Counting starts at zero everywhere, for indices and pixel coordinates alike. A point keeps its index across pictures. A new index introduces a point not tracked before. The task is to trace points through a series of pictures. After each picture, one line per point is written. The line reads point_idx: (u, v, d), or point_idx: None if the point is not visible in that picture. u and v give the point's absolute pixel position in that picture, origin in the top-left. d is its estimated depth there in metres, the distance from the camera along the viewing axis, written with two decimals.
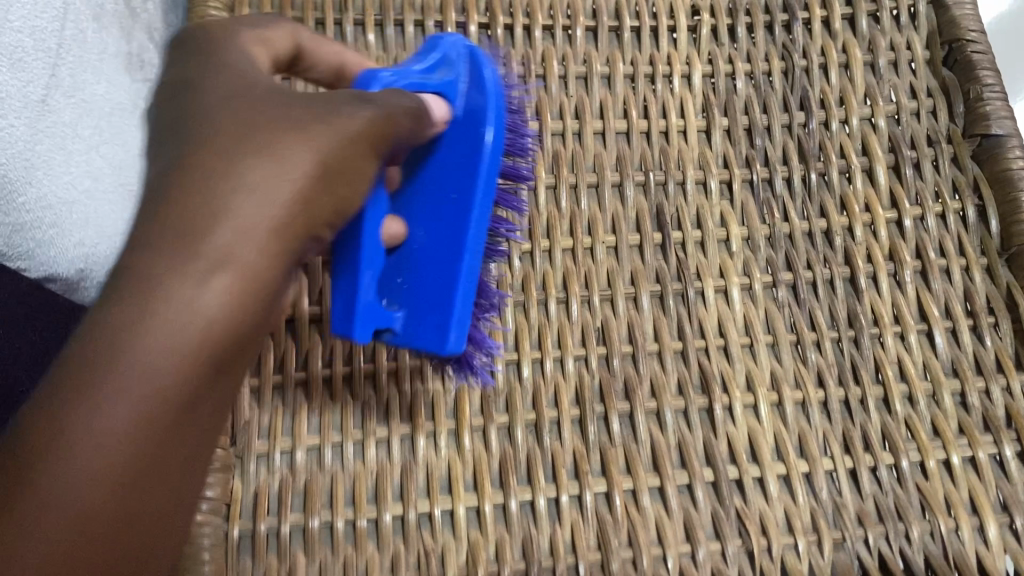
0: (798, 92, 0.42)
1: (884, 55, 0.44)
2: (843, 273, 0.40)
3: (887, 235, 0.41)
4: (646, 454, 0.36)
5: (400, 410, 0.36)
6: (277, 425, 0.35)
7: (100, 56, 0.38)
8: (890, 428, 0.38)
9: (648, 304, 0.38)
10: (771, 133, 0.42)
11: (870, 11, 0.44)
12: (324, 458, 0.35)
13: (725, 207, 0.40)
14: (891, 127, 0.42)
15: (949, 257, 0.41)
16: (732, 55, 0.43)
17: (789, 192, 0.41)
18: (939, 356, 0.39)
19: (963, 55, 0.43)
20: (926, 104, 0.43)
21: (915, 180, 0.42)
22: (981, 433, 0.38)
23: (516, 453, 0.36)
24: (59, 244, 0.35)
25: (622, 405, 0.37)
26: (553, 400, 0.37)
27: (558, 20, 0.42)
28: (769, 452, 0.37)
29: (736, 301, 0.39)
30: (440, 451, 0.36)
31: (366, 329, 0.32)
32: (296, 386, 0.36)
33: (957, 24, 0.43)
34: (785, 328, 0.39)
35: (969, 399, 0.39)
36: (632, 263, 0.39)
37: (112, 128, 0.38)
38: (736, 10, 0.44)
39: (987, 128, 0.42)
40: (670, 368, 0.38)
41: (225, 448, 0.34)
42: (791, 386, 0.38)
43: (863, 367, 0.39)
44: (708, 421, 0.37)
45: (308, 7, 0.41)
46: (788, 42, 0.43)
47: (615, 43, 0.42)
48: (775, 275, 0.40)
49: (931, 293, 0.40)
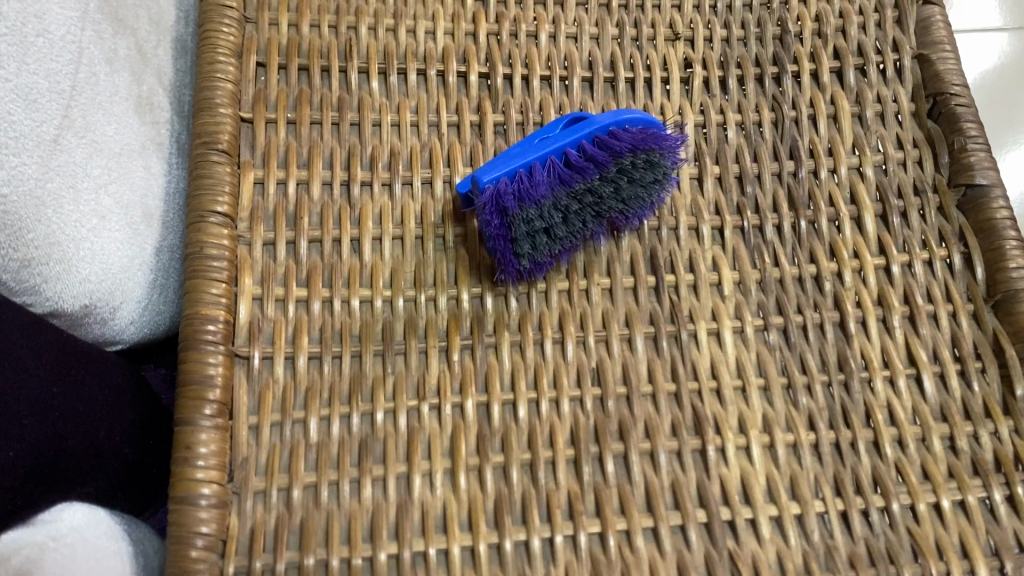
0: (788, 142, 0.44)
1: (871, 107, 0.45)
2: (833, 318, 0.41)
3: (876, 281, 0.42)
4: (640, 495, 0.37)
5: (397, 449, 0.36)
6: (275, 462, 0.35)
7: (110, 98, 0.39)
8: (880, 471, 0.38)
9: (642, 346, 0.39)
10: (762, 181, 0.43)
11: (857, 66, 0.46)
12: (320, 496, 0.35)
13: (717, 252, 0.41)
14: (878, 176, 0.44)
15: (937, 303, 0.42)
16: (724, 106, 0.44)
17: (779, 239, 0.42)
18: (928, 401, 0.40)
19: (947, 107, 0.45)
20: (912, 154, 0.45)
21: (902, 228, 0.43)
22: (970, 477, 0.39)
23: (511, 492, 0.36)
24: (65, 281, 0.35)
25: (617, 445, 0.37)
26: (548, 440, 0.37)
27: (555, 70, 0.44)
28: (761, 493, 0.37)
29: (729, 345, 0.40)
30: (436, 490, 0.36)
31: (490, 176, 0.36)
32: (294, 422, 0.36)
33: (942, 78, 0.45)
34: (776, 372, 0.40)
35: (958, 443, 0.39)
36: (627, 305, 0.40)
37: (120, 169, 0.39)
38: (727, 63, 0.45)
39: (972, 178, 0.43)
40: (664, 410, 0.38)
41: (220, 484, 0.34)
42: (783, 428, 0.39)
43: (853, 411, 0.39)
44: (701, 463, 0.38)
45: (313, 55, 0.42)
46: (778, 94, 0.45)
47: (610, 93, 0.44)
48: (766, 318, 0.40)
49: (919, 339, 0.41)
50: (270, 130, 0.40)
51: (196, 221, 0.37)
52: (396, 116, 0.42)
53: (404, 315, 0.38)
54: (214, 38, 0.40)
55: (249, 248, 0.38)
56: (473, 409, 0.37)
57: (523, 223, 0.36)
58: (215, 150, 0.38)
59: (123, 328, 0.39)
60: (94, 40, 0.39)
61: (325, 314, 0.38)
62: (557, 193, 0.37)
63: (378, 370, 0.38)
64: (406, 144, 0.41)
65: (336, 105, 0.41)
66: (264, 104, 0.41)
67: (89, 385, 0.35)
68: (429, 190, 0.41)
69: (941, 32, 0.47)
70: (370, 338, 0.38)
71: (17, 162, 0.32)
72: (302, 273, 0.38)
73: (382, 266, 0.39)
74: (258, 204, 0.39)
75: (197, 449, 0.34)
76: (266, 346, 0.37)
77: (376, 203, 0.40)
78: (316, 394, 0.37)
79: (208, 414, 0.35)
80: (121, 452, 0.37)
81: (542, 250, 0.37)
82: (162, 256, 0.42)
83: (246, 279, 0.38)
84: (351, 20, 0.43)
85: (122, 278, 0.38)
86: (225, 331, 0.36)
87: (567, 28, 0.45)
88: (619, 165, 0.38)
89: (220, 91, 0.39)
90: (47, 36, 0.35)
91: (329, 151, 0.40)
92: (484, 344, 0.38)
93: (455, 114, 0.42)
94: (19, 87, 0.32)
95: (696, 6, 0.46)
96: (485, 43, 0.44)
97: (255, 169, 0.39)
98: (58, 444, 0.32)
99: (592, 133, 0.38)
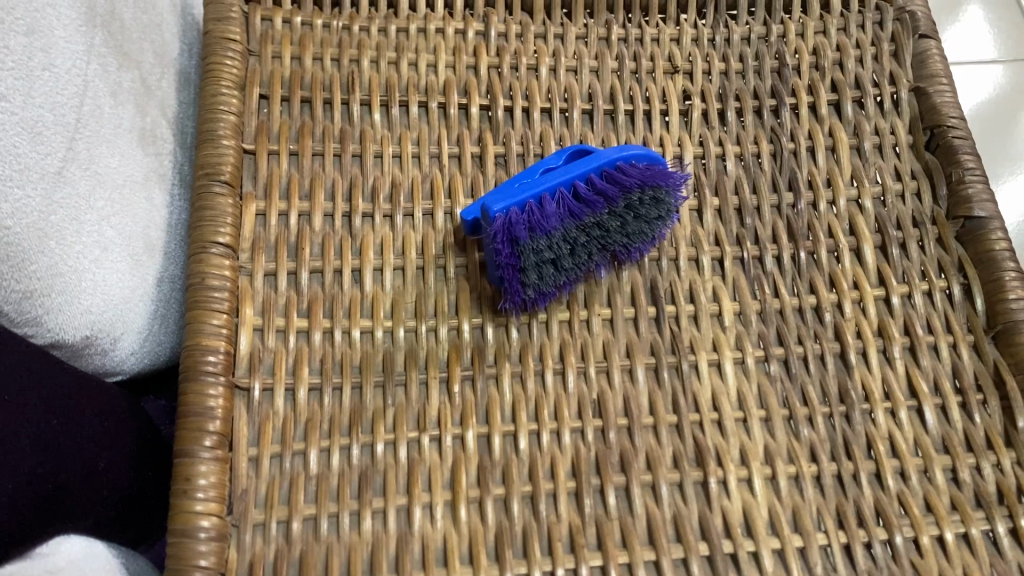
0: (787, 174, 0.44)
1: (869, 138, 0.45)
2: (833, 348, 0.41)
3: (876, 312, 0.42)
4: (642, 527, 0.36)
5: (397, 480, 0.36)
6: (275, 494, 0.35)
7: (114, 130, 0.39)
8: (883, 503, 0.38)
9: (643, 377, 0.39)
10: (761, 213, 0.43)
11: (855, 98, 0.46)
12: (320, 528, 0.35)
13: (717, 283, 0.42)
14: (877, 208, 0.44)
15: (937, 334, 0.42)
16: (723, 138, 0.45)
17: (779, 270, 0.42)
18: (930, 432, 0.40)
19: (945, 140, 0.45)
20: (911, 186, 0.45)
21: (902, 259, 0.43)
22: (973, 510, 0.39)
23: (512, 525, 0.36)
24: (67, 312, 0.35)
25: (619, 477, 0.37)
26: (549, 472, 0.37)
27: (555, 103, 0.44)
28: (764, 526, 0.37)
29: (730, 376, 0.40)
30: (436, 523, 0.36)
31: (501, 204, 0.36)
32: (294, 453, 0.36)
33: (939, 111, 0.46)
34: (777, 403, 0.40)
35: (961, 475, 0.39)
36: (627, 335, 0.40)
37: (123, 200, 0.39)
38: (726, 95, 0.46)
39: (970, 210, 0.44)
40: (665, 441, 0.38)
41: (220, 517, 0.34)
42: (785, 460, 0.38)
43: (855, 442, 0.39)
44: (703, 495, 0.38)
45: (316, 87, 0.42)
46: (776, 126, 0.45)
47: (609, 125, 0.44)
48: (767, 349, 0.40)
49: (920, 370, 0.41)
50: (272, 161, 0.41)
51: (198, 252, 0.37)
52: (397, 147, 0.42)
53: (405, 346, 0.38)
54: (218, 71, 0.40)
55: (250, 278, 0.38)
56: (473, 441, 0.37)
57: (532, 254, 0.36)
58: (218, 182, 0.38)
59: (123, 358, 0.39)
60: (99, 73, 0.39)
61: (325, 345, 0.38)
62: (567, 225, 0.37)
63: (379, 401, 0.37)
64: (407, 175, 0.41)
65: (338, 137, 0.42)
66: (267, 136, 0.41)
67: (89, 417, 0.35)
68: (430, 221, 0.41)
69: (937, 65, 0.47)
70: (371, 369, 0.38)
71: (21, 195, 0.32)
72: (303, 303, 0.38)
73: (383, 297, 0.39)
74: (259, 235, 0.39)
75: (197, 481, 0.34)
76: (266, 377, 0.37)
77: (378, 233, 0.40)
78: (316, 425, 0.37)
79: (208, 446, 0.35)
80: (120, 485, 0.37)
81: (548, 281, 0.37)
82: (164, 287, 0.42)
83: (247, 309, 0.38)
84: (353, 53, 0.44)
85: (123, 309, 0.38)
86: (226, 362, 0.36)
87: (567, 62, 0.45)
88: (627, 201, 0.38)
89: (224, 123, 0.40)
90: (53, 69, 0.35)
91: (331, 182, 0.41)
92: (484, 375, 0.38)
93: (456, 146, 0.43)
94: (24, 120, 0.32)
95: (695, 40, 0.47)
96: (486, 76, 0.44)
97: (257, 201, 0.40)
98: (57, 477, 0.32)
99: (600, 167, 0.38)
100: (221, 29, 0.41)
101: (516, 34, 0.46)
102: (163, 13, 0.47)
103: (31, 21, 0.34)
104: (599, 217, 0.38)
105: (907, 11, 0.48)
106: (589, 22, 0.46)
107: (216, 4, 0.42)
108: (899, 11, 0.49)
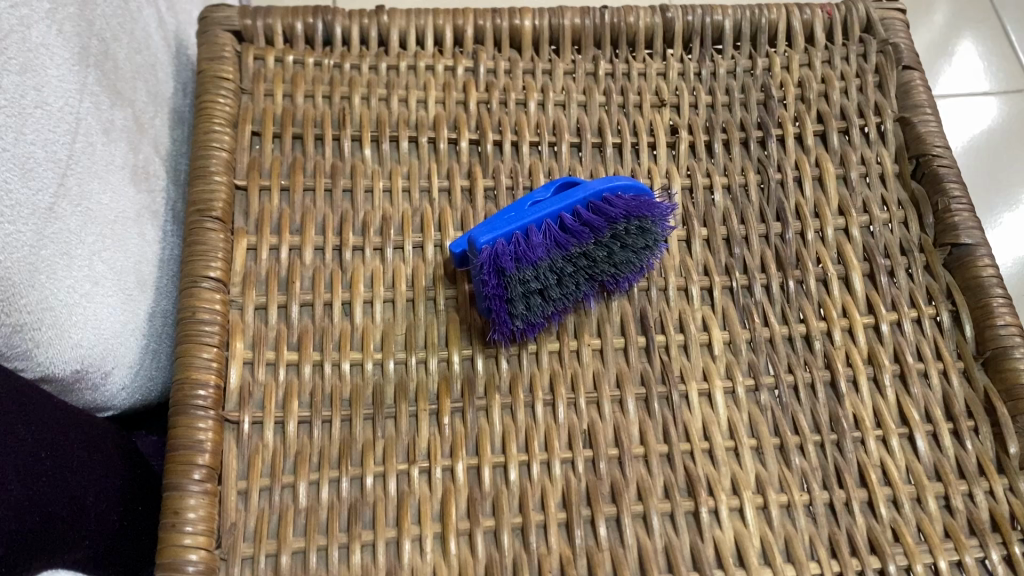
0: (774, 205, 0.44)
1: (855, 168, 0.46)
2: (824, 377, 0.41)
3: (865, 340, 0.42)
4: (633, 559, 0.36)
5: (386, 514, 0.36)
6: (264, 527, 0.35)
7: (107, 167, 0.40)
8: (876, 532, 0.38)
9: (634, 408, 0.39)
10: (749, 242, 0.43)
11: (840, 129, 0.47)
12: (309, 562, 0.35)
13: (706, 312, 0.42)
14: (865, 237, 0.44)
15: (927, 360, 0.42)
16: (710, 169, 0.45)
17: (768, 298, 0.42)
18: (922, 460, 0.40)
19: (930, 168, 0.46)
20: (898, 215, 0.45)
21: (890, 287, 0.43)
22: (967, 538, 0.38)
23: (502, 557, 0.36)
24: (58, 346, 0.35)
25: (609, 508, 0.37)
26: (540, 503, 0.37)
27: (544, 137, 0.44)
28: (756, 556, 0.37)
29: (720, 406, 0.40)
30: (426, 556, 0.35)
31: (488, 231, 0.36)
32: (283, 487, 0.36)
33: (923, 140, 0.46)
34: (768, 432, 0.39)
35: (954, 502, 0.39)
36: (618, 365, 0.40)
37: (115, 236, 0.40)
38: (712, 128, 0.46)
39: (956, 237, 0.44)
40: (656, 471, 0.38)
41: (208, 551, 0.34)
42: (777, 489, 0.38)
43: (848, 471, 0.39)
44: (695, 525, 0.37)
45: (307, 124, 0.43)
46: (763, 157, 0.46)
47: (598, 157, 0.45)
48: (757, 378, 0.40)
49: (911, 398, 0.41)
50: (263, 197, 0.41)
51: (189, 286, 0.38)
52: (387, 182, 0.42)
53: (395, 378, 0.39)
54: (212, 109, 0.42)
55: (242, 311, 0.39)
56: (463, 473, 0.37)
57: (519, 285, 0.36)
58: (210, 217, 0.39)
59: (114, 393, 0.40)
60: (92, 111, 0.39)
61: (316, 377, 0.38)
62: (553, 256, 0.37)
63: (368, 434, 0.37)
64: (398, 210, 0.42)
65: (329, 172, 0.42)
66: (259, 172, 0.42)
67: (80, 451, 0.35)
68: (420, 253, 0.41)
69: (921, 96, 0.48)
70: (360, 402, 0.38)
71: (12, 230, 0.32)
72: (293, 336, 0.39)
73: (373, 329, 0.39)
74: (251, 269, 0.40)
75: (185, 514, 0.34)
76: (256, 412, 0.37)
77: (368, 266, 0.40)
78: (305, 458, 0.36)
79: (198, 480, 0.35)
80: (111, 520, 0.37)
81: (536, 310, 0.37)
82: (155, 321, 0.42)
83: (238, 343, 0.38)
84: (345, 90, 0.44)
85: (114, 344, 0.38)
86: (216, 396, 0.36)
87: (555, 96, 0.46)
88: (613, 231, 0.38)
89: (216, 160, 0.40)
90: (45, 107, 0.36)
91: (322, 217, 0.41)
92: (474, 407, 0.38)
93: (447, 179, 0.43)
94: (16, 157, 0.33)
95: (682, 74, 0.48)
96: (476, 111, 0.45)
97: (249, 236, 0.40)
98: (47, 509, 0.32)
99: (585, 199, 0.38)
100: (214, 69, 0.43)
101: (504, 70, 0.47)
102: (157, 53, 0.48)
103: (24, 60, 0.35)
104: (585, 249, 0.38)
105: (890, 43, 0.49)
106: (576, 58, 0.47)
107: (209, 45, 0.44)
108: (882, 43, 0.49)
